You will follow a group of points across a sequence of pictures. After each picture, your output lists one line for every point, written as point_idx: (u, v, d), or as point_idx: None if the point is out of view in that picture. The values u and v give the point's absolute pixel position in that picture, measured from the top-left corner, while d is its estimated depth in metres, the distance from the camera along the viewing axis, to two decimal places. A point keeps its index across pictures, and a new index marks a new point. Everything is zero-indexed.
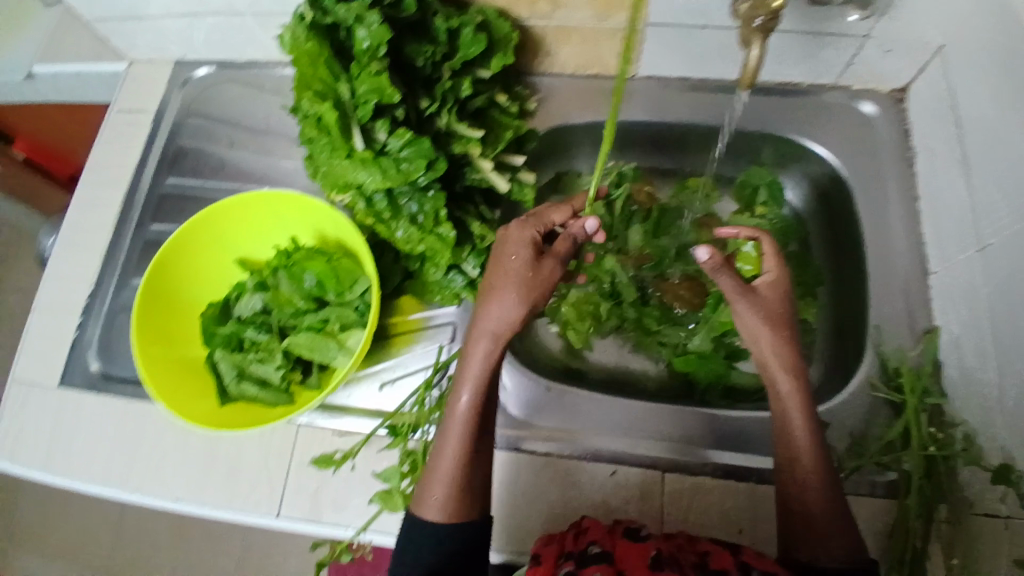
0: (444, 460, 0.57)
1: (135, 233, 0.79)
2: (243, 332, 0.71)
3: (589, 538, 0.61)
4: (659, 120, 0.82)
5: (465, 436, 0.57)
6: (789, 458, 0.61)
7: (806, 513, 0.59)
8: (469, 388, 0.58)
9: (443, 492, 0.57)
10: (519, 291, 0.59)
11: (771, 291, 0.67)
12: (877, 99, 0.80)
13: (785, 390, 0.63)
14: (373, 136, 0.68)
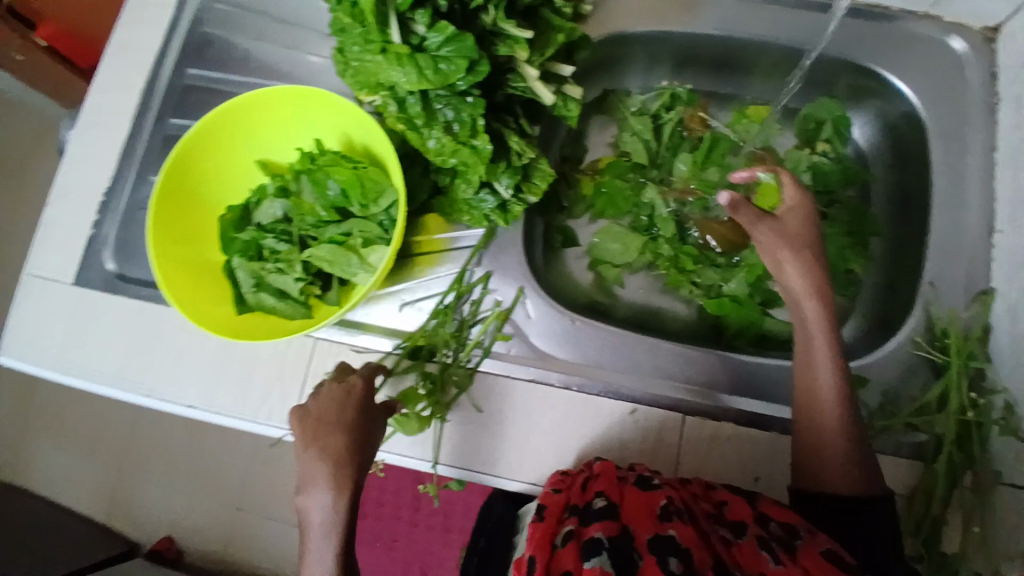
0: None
1: (155, 126, 0.81)
2: (262, 240, 0.69)
3: (596, 489, 0.57)
4: (734, 35, 0.76)
5: (342, 521, 0.57)
6: (808, 385, 0.62)
7: (822, 458, 0.61)
8: (331, 491, 0.57)
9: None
10: (343, 439, 0.59)
11: (795, 215, 0.68)
12: (967, 35, 0.75)
13: (811, 316, 0.64)
14: (410, 29, 0.59)
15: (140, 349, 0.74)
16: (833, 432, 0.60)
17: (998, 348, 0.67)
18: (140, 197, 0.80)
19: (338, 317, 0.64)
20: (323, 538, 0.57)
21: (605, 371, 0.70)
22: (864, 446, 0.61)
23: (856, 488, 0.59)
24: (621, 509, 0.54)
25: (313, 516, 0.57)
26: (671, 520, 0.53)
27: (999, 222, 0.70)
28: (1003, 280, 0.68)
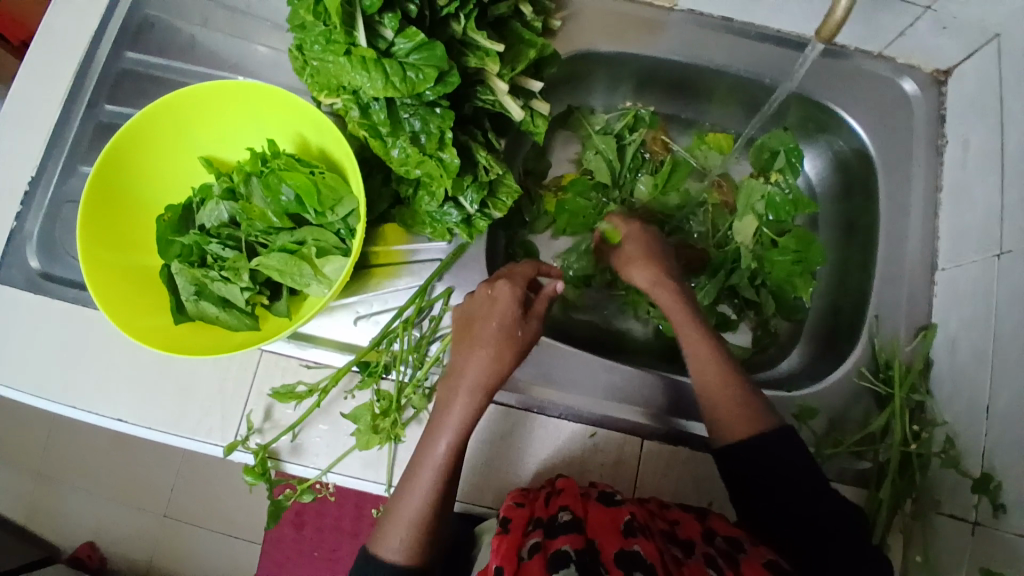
0: (425, 478, 0.56)
1: (86, 112, 0.75)
2: (206, 244, 0.64)
3: (560, 503, 0.56)
4: (697, 61, 0.76)
5: (463, 423, 0.57)
6: (690, 351, 0.65)
7: (716, 410, 0.61)
8: (465, 391, 0.58)
9: (432, 480, 0.56)
10: (500, 343, 0.60)
11: (636, 213, 0.76)
12: (918, 77, 0.77)
13: (649, 282, 0.70)
14: (378, 33, 0.56)
15: (62, 356, 0.68)
16: (716, 382, 0.62)
17: (938, 380, 0.70)
18: (70, 189, 0.74)
19: (289, 331, 0.60)
20: (442, 434, 0.57)
21: (562, 393, 0.69)
22: (753, 392, 0.62)
23: (789, 473, 0.57)
24: (588, 523, 0.53)
25: (451, 415, 0.58)
26: (637, 536, 0.52)
27: (942, 260, 0.73)
28: (943, 315, 0.71)
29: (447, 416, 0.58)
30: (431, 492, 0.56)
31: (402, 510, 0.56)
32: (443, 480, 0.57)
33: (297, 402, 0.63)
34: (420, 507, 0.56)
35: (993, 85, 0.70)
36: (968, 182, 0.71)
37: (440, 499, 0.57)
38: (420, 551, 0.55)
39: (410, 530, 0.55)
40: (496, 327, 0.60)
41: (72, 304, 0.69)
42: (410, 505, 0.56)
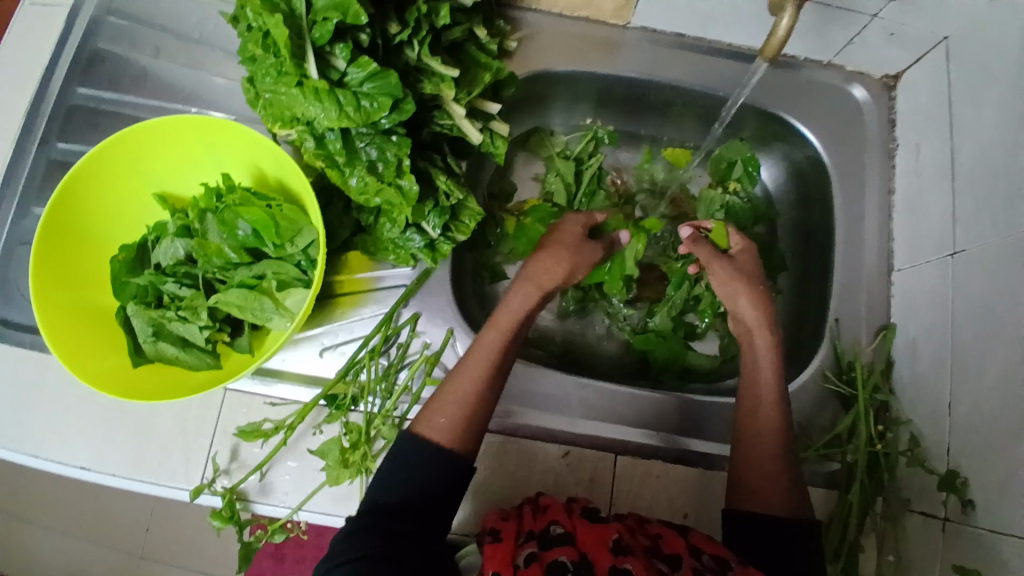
0: (474, 368, 0.58)
1: (39, 151, 0.73)
2: (162, 284, 0.62)
3: (549, 517, 0.56)
4: (654, 78, 0.77)
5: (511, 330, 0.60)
6: (752, 420, 0.62)
7: (756, 487, 0.59)
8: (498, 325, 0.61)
9: (481, 367, 0.58)
10: (569, 266, 0.66)
11: (745, 255, 0.73)
12: (868, 83, 0.79)
13: (762, 342, 0.66)
14: (330, 63, 0.55)
15: (18, 404, 0.65)
16: (768, 464, 0.60)
17: (899, 381, 0.72)
18: (23, 229, 0.71)
19: (250, 369, 0.58)
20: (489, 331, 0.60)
21: (535, 413, 0.70)
22: (797, 481, 0.60)
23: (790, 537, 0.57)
24: (580, 537, 0.54)
25: (486, 334, 0.60)
26: (626, 553, 0.52)
27: (899, 262, 0.75)
28: (901, 317, 0.73)
29: (482, 338, 0.60)
30: (479, 381, 0.57)
31: (454, 390, 0.56)
32: (493, 369, 0.58)
33: (264, 439, 0.61)
34: (469, 389, 0.56)
35: (942, 94, 0.72)
36: (920, 188, 0.73)
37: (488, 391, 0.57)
38: (464, 427, 0.55)
39: (458, 415, 0.55)
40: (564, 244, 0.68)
41: (29, 350, 0.67)
42: (460, 391, 0.56)
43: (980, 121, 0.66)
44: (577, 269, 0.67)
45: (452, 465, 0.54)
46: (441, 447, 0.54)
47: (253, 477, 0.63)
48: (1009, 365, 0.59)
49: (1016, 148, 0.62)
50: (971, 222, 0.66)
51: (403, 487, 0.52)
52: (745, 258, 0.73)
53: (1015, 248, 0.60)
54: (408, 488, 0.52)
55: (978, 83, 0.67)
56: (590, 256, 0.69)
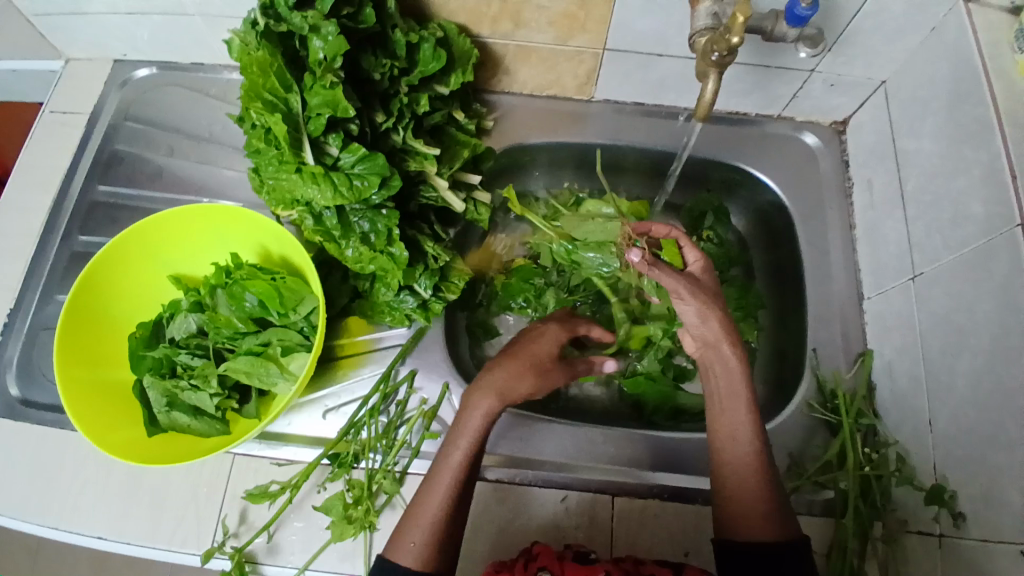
0: (437, 495, 0.58)
1: (61, 244, 0.80)
2: (176, 356, 0.68)
3: (539, 565, 0.57)
4: (619, 142, 0.85)
5: (470, 453, 0.60)
6: (728, 441, 0.63)
7: (743, 518, 0.60)
8: (466, 442, 0.60)
9: (443, 495, 0.58)
10: (507, 384, 0.63)
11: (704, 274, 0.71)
12: (819, 130, 0.86)
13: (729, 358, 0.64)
14: (324, 150, 0.63)
15: (40, 477, 0.69)
16: (750, 491, 0.60)
17: (883, 404, 0.73)
18: (47, 315, 0.77)
19: (257, 431, 0.63)
20: (453, 451, 0.60)
21: (529, 459, 0.72)
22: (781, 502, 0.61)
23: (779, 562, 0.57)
24: None
25: (449, 457, 0.60)
26: None
27: (867, 290, 0.78)
28: (876, 342, 0.75)
29: (442, 463, 0.60)
30: (444, 504, 0.58)
31: (420, 514, 0.58)
32: (458, 489, 0.59)
33: (270, 500, 0.64)
34: (434, 513, 0.58)
35: (885, 130, 0.77)
36: (876, 218, 0.77)
37: (453, 511, 0.59)
38: (431, 550, 0.57)
39: (427, 538, 0.57)
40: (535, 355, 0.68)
41: (51, 426, 0.72)
42: (426, 516, 0.58)
43: (919, 150, 0.70)
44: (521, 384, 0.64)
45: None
46: (413, 571, 0.56)
47: (262, 538, 0.66)
48: (975, 374, 0.60)
49: (953, 170, 0.65)
50: (924, 244, 0.68)
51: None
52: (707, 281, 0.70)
53: (965, 264, 0.62)
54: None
55: (912, 118, 0.72)
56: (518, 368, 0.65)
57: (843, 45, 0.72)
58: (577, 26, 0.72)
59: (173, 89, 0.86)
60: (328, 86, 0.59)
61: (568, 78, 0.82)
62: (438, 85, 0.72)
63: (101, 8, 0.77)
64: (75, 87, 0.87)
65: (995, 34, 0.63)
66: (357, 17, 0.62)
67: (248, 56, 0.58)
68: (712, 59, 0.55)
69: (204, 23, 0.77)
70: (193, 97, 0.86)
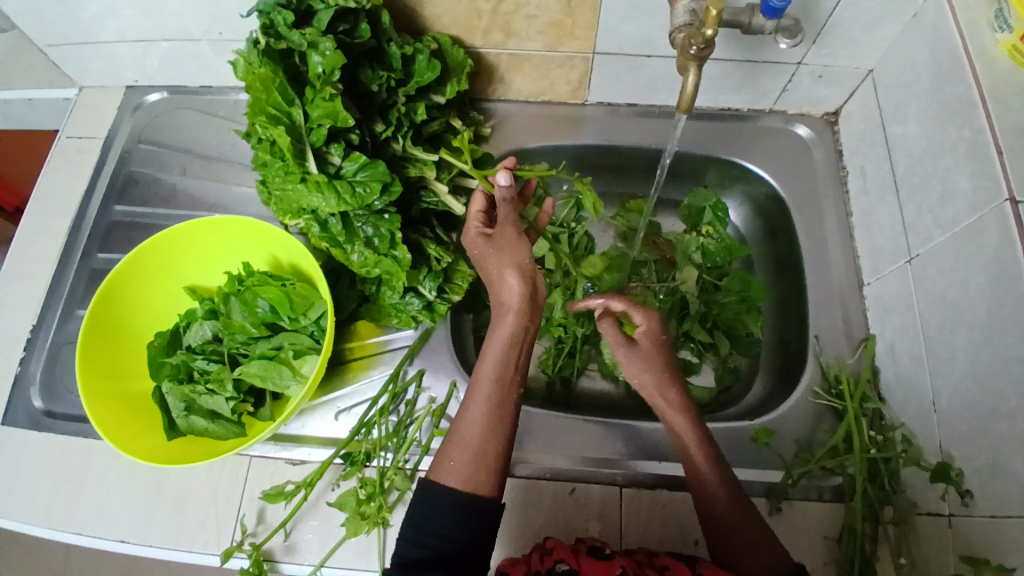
0: (477, 403, 0.58)
1: (82, 263, 0.84)
2: (192, 362, 0.71)
3: (554, 557, 0.57)
4: (613, 141, 0.87)
5: (503, 358, 0.60)
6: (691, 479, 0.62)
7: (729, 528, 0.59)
8: (492, 353, 0.61)
9: (481, 405, 0.58)
10: (511, 266, 0.63)
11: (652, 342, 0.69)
12: (810, 122, 0.88)
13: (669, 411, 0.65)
14: (327, 160, 0.65)
15: (68, 486, 0.72)
16: (723, 492, 0.60)
17: (887, 387, 0.73)
18: (69, 332, 0.81)
19: (270, 431, 0.65)
20: (481, 368, 0.60)
21: (539, 454, 0.73)
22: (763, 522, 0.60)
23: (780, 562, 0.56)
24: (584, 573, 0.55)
25: (484, 371, 0.60)
26: None
27: (866, 276, 0.79)
28: (877, 326, 0.76)
29: (480, 374, 0.60)
30: (486, 416, 0.58)
31: (461, 433, 0.58)
32: (496, 404, 0.58)
33: (286, 500, 0.65)
34: (476, 430, 0.57)
35: (873, 117, 0.78)
36: (870, 204, 0.78)
37: (497, 425, 0.58)
38: (478, 468, 0.56)
39: (469, 457, 0.56)
40: (501, 258, 0.65)
41: (75, 438, 0.75)
42: (467, 434, 0.57)
43: (907, 134, 0.71)
44: (519, 263, 0.63)
45: (472, 513, 0.54)
46: (459, 493, 0.55)
47: (278, 537, 0.68)
48: (972, 347, 0.60)
49: (940, 150, 0.66)
50: (917, 225, 0.69)
51: (433, 537, 0.53)
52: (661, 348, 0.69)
53: (956, 242, 0.63)
54: (441, 538, 0.53)
55: (899, 102, 0.73)
56: (510, 238, 0.65)
57: (825, 37, 0.74)
58: (566, 33, 0.75)
59: (185, 113, 0.91)
60: (328, 99, 0.62)
61: (561, 84, 0.85)
62: (434, 95, 0.75)
63: (113, 37, 0.81)
64: (89, 114, 0.92)
65: (971, 17, 0.64)
66: (353, 33, 0.66)
67: (252, 73, 0.61)
68: (691, 53, 0.57)
69: (210, 47, 0.81)
70: (204, 120, 0.90)
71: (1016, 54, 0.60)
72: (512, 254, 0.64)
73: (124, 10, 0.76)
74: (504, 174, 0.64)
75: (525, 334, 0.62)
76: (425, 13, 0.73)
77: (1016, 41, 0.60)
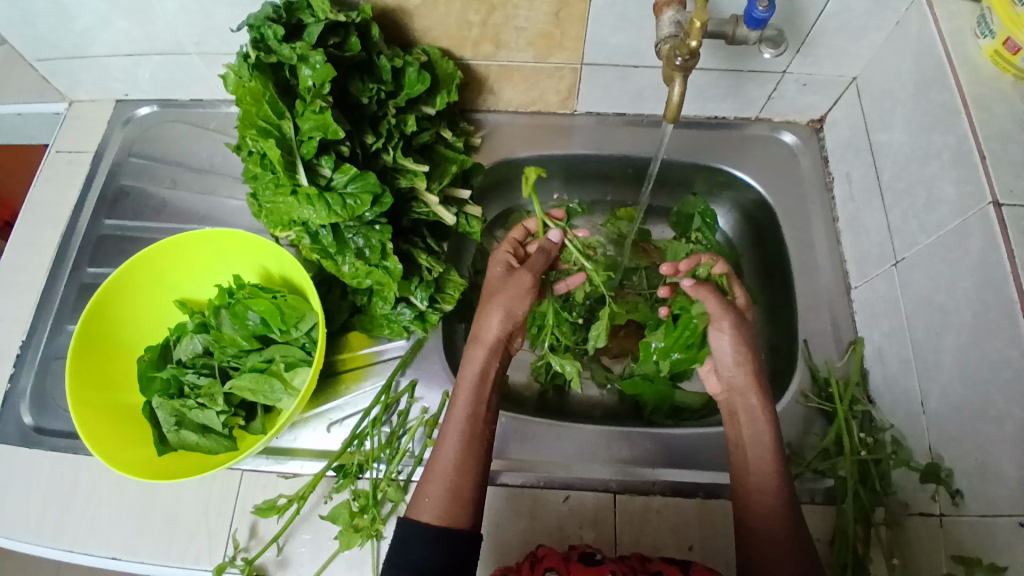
0: (451, 439, 0.60)
1: (71, 276, 0.84)
2: (183, 376, 0.70)
3: (545, 566, 0.57)
4: (602, 150, 0.88)
5: (475, 396, 0.63)
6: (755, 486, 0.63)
7: (769, 538, 0.60)
8: (464, 392, 0.63)
9: (455, 441, 0.60)
10: (500, 307, 0.67)
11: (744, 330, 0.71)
12: (796, 130, 0.89)
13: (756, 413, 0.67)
14: (317, 172, 0.65)
15: (56, 502, 0.71)
16: (777, 502, 0.62)
17: (876, 390, 0.74)
18: (58, 346, 0.80)
19: (262, 444, 0.65)
20: (455, 405, 0.62)
21: (532, 464, 0.73)
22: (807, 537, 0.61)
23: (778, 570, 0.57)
24: None
25: (457, 408, 0.62)
26: None
27: (853, 280, 0.80)
28: (866, 329, 0.76)
29: (453, 411, 0.62)
30: (459, 450, 0.59)
31: (436, 468, 0.59)
32: (467, 439, 0.60)
33: (278, 513, 0.65)
34: (448, 465, 0.58)
35: (858, 124, 0.80)
36: (857, 210, 0.79)
37: (470, 459, 0.59)
38: (452, 502, 0.57)
39: (443, 492, 0.57)
40: (492, 297, 0.68)
41: (65, 453, 0.74)
42: (441, 469, 0.58)
43: (892, 140, 0.72)
44: (513, 305, 0.67)
45: (449, 544, 0.55)
46: (433, 527, 0.55)
47: (270, 551, 0.67)
48: (960, 349, 0.61)
49: (924, 156, 0.67)
50: (903, 230, 0.70)
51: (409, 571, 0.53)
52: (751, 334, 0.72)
53: (942, 246, 0.64)
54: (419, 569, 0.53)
55: (883, 109, 0.74)
56: (520, 284, 0.68)
57: (811, 46, 0.75)
58: (555, 44, 0.76)
59: (175, 125, 0.91)
60: (318, 111, 0.63)
61: (551, 94, 0.85)
62: (424, 106, 0.76)
63: (104, 50, 0.81)
64: (78, 127, 0.92)
65: (953, 25, 0.65)
66: (343, 46, 0.67)
67: (243, 86, 0.62)
68: (676, 64, 0.58)
69: (201, 60, 0.81)
70: (195, 132, 0.90)
71: (998, 59, 0.63)
72: (505, 292, 0.68)
73: (115, 24, 0.76)
74: (557, 231, 0.77)
75: (495, 373, 0.65)
76: (415, 25, 0.74)
77: (998, 46, 0.62)
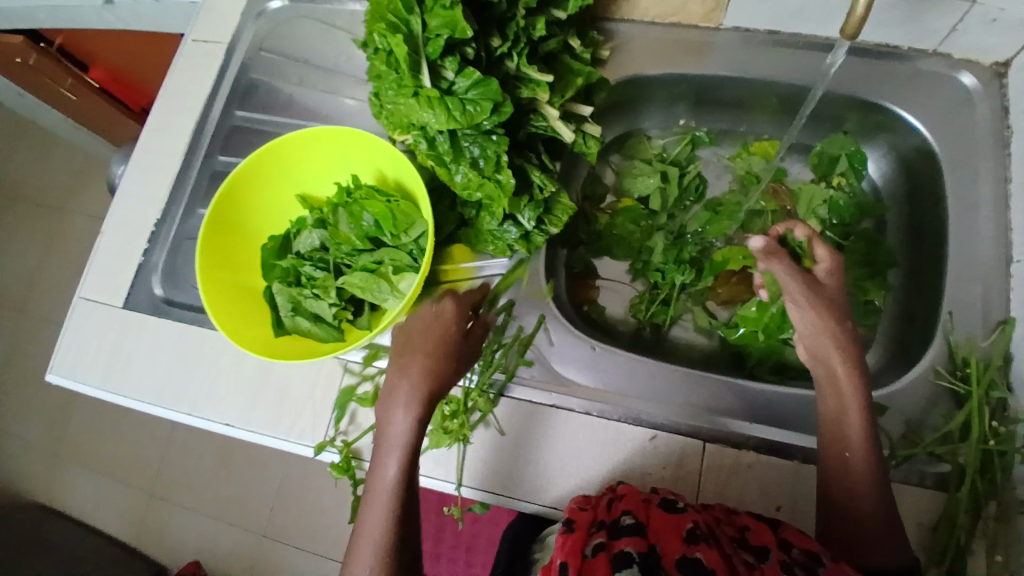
0: (378, 510, 0.60)
1: (203, 164, 0.89)
2: (301, 267, 0.74)
3: (623, 507, 0.56)
4: (744, 74, 0.79)
5: (397, 484, 0.61)
6: (842, 463, 0.59)
7: (855, 513, 0.58)
8: (391, 462, 0.61)
9: (381, 511, 0.60)
10: (404, 405, 0.63)
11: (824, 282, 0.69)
12: (976, 71, 0.75)
13: (841, 376, 0.62)
14: (441, 74, 0.63)
15: (179, 370, 0.80)
16: (865, 474, 0.58)
17: (1021, 377, 0.66)
18: (189, 227, 0.87)
19: (365, 339, 0.67)
20: (383, 467, 0.62)
21: (622, 398, 0.72)
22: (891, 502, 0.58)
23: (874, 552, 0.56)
24: (652, 526, 0.54)
25: (376, 485, 0.62)
26: (698, 543, 0.51)
27: (1017, 252, 0.69)
28: (1020, 308, 0.67)
29: (375, 488, 0.62)
30: (386, 520, 0.59)
31: (363, 546, 0.59)
32: (394, 505, 0.60)
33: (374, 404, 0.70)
34: (378, 528, 0.59)
35: None
36: None
37: (397, 526, 0.60)
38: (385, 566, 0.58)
39: (372, 562, 0.58)
40: (416, 373, 0.64)
41: (190, 325, 0.82)
42: (369, 532, 0.59)
43: None
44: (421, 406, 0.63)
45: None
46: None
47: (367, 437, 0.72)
48: None
49: None
50: None
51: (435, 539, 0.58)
52: (833, 288, 0.69)
53: None
54: None
55: None
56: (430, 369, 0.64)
57: None
58: None
59: (303, 21, 0.91)
60: (448, 8, 0.60)
61: None
62: (554, 10, 0.71)
63: None
64: (212, 18, 0.94)
65: None
66: None
67: None
68: None
69: None
70: (323, 29, 0.90)
71: None
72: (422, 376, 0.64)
73: None
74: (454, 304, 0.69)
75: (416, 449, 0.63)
76: None
77: None
